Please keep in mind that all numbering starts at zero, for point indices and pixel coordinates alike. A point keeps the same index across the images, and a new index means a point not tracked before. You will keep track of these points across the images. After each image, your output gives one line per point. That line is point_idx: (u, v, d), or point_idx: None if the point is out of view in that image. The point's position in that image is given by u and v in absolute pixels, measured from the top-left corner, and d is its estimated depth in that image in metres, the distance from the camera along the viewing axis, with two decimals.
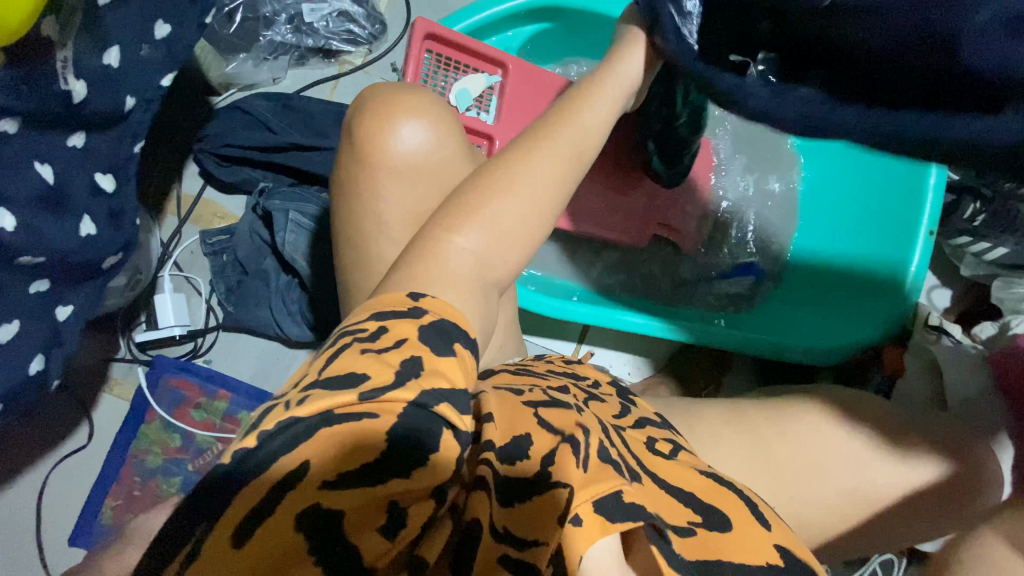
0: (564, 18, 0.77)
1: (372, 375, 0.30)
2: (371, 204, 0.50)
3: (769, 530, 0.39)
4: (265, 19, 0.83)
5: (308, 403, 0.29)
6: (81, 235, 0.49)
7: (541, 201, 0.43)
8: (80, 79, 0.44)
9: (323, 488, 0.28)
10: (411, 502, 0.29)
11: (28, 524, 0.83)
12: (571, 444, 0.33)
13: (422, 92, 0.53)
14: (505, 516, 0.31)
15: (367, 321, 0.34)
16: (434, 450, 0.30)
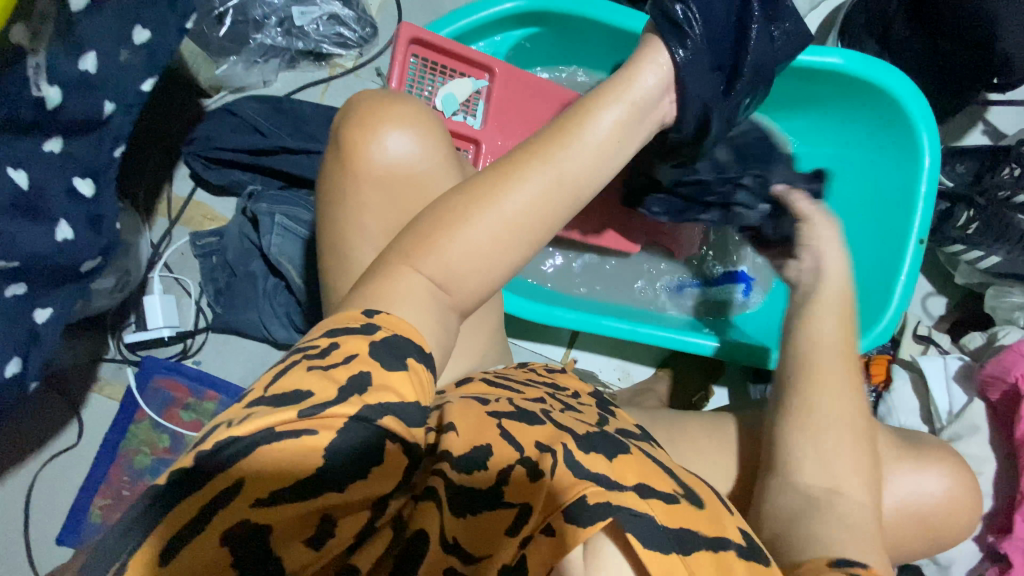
0: (553, 23, 0.77)
1: (316, 393, 0.31)
2: (355, 213, 0.50)
3: (735, 515, 0.40)
4: (255, 23, 0.82)
5: (245, 422, 0.29)
6: (58, 239, 0.49)
7: (522, 223, 0.40)
8: (54, 85, 0.45)
9: (254, 508, 0.28)
10: (344, 513, 0.31)
11: (16, 522, 0.83)
12: (526, 465, 0.35)
13: (408, 101, 0.53)
14: (454, 527, 0.33)
15: (320, 339, 0.35)
16: (377, 463, 0.31)
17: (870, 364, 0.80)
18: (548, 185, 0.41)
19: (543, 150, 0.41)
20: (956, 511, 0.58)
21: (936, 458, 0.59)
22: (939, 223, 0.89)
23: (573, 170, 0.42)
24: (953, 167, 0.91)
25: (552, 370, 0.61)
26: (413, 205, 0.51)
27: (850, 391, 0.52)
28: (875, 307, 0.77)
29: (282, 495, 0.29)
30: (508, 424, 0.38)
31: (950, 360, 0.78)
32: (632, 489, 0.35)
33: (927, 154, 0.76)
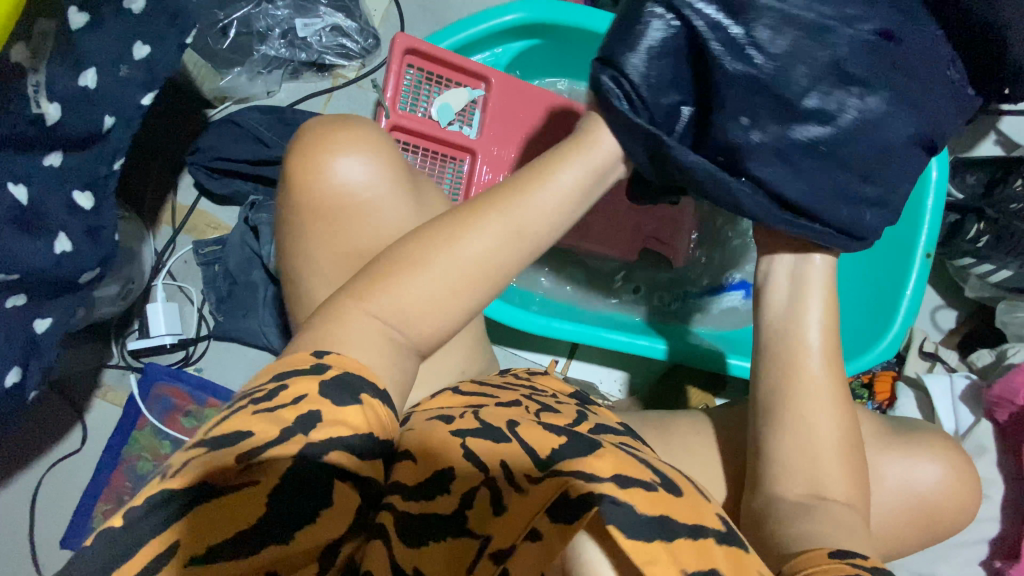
0: (552, 34, 0.77)
1: (257, 433, 0.33)
2: (307, 244, 0.53)
3: (710, 502, 0.39)
4: (259, 35, 0.84)
5: (187, 471, 0.31)
6: (56, 252, 0.50)
7: (472, 275, 0.41)
8: (53, 102, 0.46)
9: (193, 563, 0.30)
10: (291, 568, 0.32)
11: (20, 525, 0.84)
12: (491, 486, 0.36)
13: (348, 124, 0.54)
14: (411, 559, 0.34)
15: (269, 380, 0.36)
16: (326, 505, 0.33)
17: (874, 381, 0.79)
18: (494, 239, 0.42)
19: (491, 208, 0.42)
20: (950, 505, 0.58)
21: (927, 444, 0.60)
22: (948, 235, 0.87)
23: (523, 225, 0.43)
24: (963, 179, 0.89)
25: (531, 375, 0.65)
26: (364, 233, 0.52)
27: (835, 396, 0.50)
28: (880, 325, 0.76)
29: (223, 549, 0.30)
30: (471, 444, 0.39)
31: (956, 379, 0.76)
32: (610, 481, 0.33)
33: (935, 167, 0.74)
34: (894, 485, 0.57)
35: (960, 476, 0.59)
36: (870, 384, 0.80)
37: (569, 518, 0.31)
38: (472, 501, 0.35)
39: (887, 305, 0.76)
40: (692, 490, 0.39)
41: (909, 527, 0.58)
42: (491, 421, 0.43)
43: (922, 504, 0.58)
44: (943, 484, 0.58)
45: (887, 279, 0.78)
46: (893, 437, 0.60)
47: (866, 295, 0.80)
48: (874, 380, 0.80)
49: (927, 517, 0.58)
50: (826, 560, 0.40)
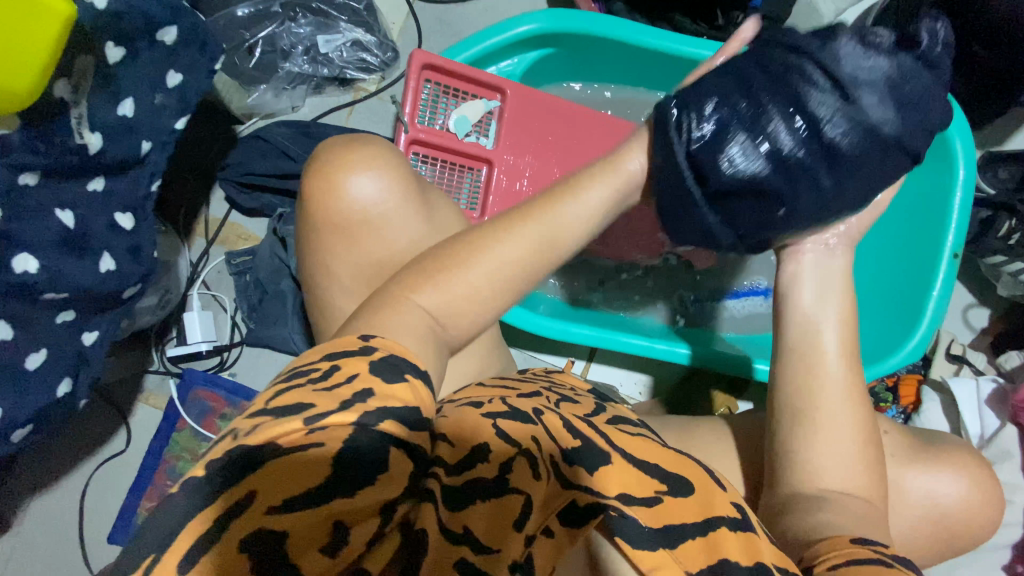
0: (568, 43, 0.78)
1: (317, 405, 0.36)
2: (325, 258, 0.56)
3: (727, 492, 0.43)
4: (283, 52, 0.87)
5: (257, 433, 0.34)
6: (101, 271, 0.53)
7: (483, 291, 0.46)
8: (94, 131, 0.50)
9: (270, 514, 0.32)
10: (356, 521, 0.34)
11: (71, 521, 0.90)
12: (528, 458, 0.39)
13: (366, 144, 0.57)
14: (460, 519, 0.36)
15: (320, 361, 0.40)
16: (385, 468, 0.35)
17: (899, 385, 0.77)
18: (501, 263, 0.46)
19: (496, 236, 0.47)
20: (969, 515, 0.60)
21: (952, 461, 0.62)
22: (979, 232, 0.85)
23: (555, 224, 0.48)
24: (995, 173, 0.86)
25: (550, 373, 0.68)
26: (380, 247, 0.55)
27: (858, 395, 0.51)
28: (905, 326, 0.74)
29: (298, 502, 0.33)
30: (504, 428, 0.42)
31: (982, 384, 0.74)
32: (615, 497, 0.37)
33: (961, 166, 0.73)
34: (918, 499, 0.60)
35: (977, 491, 0.61)
36: (895, 388, 0.78)
37: (579, 525, 0.37)
38: (510, 468, 0.38)
39: (913, 307, 0.75)
40: (704, 480, 0.42)
41: (924, 530, 0.60)
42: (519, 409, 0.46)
43: (944, 513, 0.60)
44: (961, 495, 0.60)
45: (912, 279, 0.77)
46: (919, 450, 0.63)
47: (887, 294, 0.79)
48: (899, 383, 0.78)
49: (945, 528, 0.61)
50: (849, 545, 0.41)
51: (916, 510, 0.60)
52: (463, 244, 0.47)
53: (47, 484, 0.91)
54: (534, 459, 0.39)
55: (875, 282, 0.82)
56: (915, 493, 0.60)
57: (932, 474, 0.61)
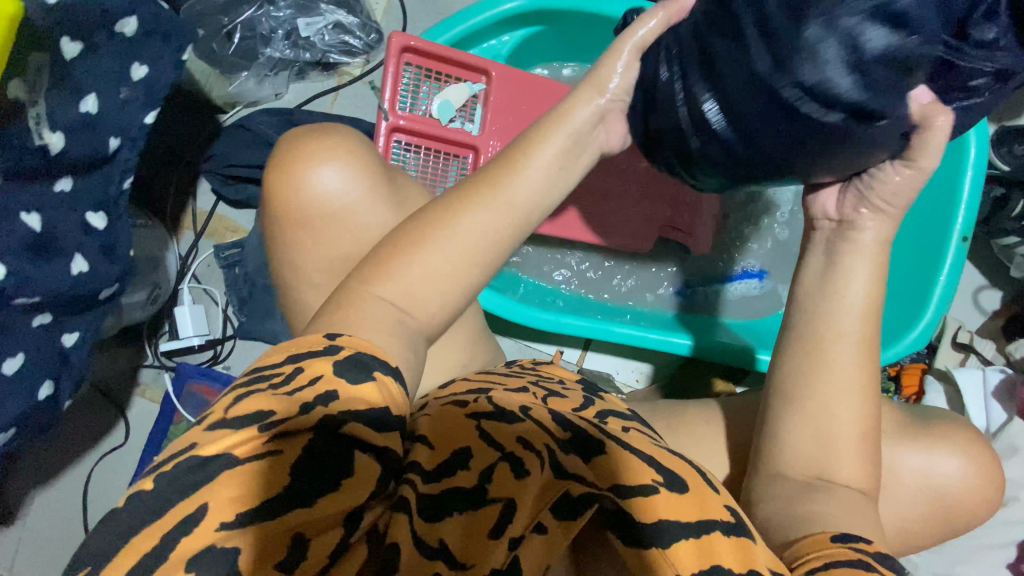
0: (556, 21, 0.74)
1: (276, 410, 0.35)
2: (290, 254, 0.55)
3: (719, 492, 0.41)
4: (263, 37, 0.84)
5: (211, 443, 0.34)
6: (73, 273, 0.52)
7: (441, 284, 0.44)
8: (56, 131, 0.48)
9: (220, 530, 0.31)
10: (315, 533, 0.33)
11: (74, 513, 0.92)
12: (511, 461, 0.38)
13: (329, 133, 0.55)
14: (433, 530, 0.35)
15: (284, 365, 0.38)
16: (348, 472, 0.35)
17: (901, 374, 0.75)
18: (457, 256, 0.44)
19: (447, 225, 0.45)
20: (971, 499, 0.58)
21: (949, 438, 0.60)
22: (992, 212, 0.81)
23: (513, 193, 0.46)
24: (1011, 149, 0.81)
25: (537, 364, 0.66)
26: (342, 241, 0.54)
27: (862, 376, 0.48)
28: (909, 313, 0.72)
29: (247, 516, 0.32)
30: (485, 428, 0.41)
31: (989, 374, 0.72)
32: (610, 491, 0.36)
33: (972, 147, 0.69)
34: (918, 493, 0.58)
35: (978, 477, 0.58)
36: (897, 377, 0.76)
37: (569, 517, 0.36)
38: (490, 476, 0.37)
39: (918, 292, 0.72)
40: (697, 478, 0.40)
41: (923, 523, 0.59)
42: (505, 404, 0.44)
43: (943, 498, 0.58)
44: (960, 478, 0.58)
45: (916, 261, 0.73)
46: (915, 430, 0.60)
47: (889, 278, 0.76)
48: (901, 373, 0.76)
49: (943, 513, 0.59)
50: (828, 544, 0.40)
51: (911, 493, 0.58)
52: (415, 234, 0.45)
53: (49, 478, 0.92)
54: (515, 463, 0.38)
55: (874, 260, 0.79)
56: (908, 477, 0.58)
57: (924, 452, 0.59)
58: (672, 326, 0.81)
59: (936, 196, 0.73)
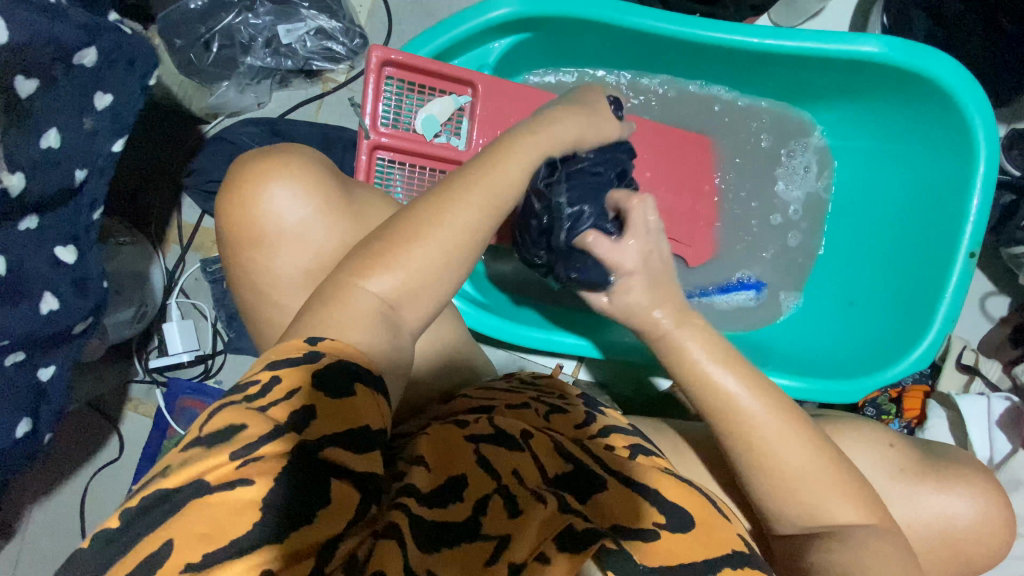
0: (545, 27, 0.71)
1: (249, 429, 0.32)
2: (248, 277, 0.54)
3: (729, 521, 0.46)
4: (242, 45, 0.80)
5: (181, 471, 0.31)
6: (43, 312, 0.51)
7: (422, 279, 0.42)
8: (16, 172, 0.46)
9: (184, 573, 0.28)
10: (287, 564, 0.30)
11: (71, 528, 0.92)
12: (504, 494, 0.39)
13: (281, 153, 0.53)
14: (429, 557, 0.34)
15: (259, 373, 0.35)
16: (326, 502, 0.32)
17: (902, 398, 0.74)
18: (440, 253, 0.43)
19: (421, 223, 0.44)
20: (984, 537, 0.57)
21: (970, 483, 0.58)
22: (1001, 218, 0.78)
23: (493, 190, 0.46)
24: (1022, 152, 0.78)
25: (536, 378, 0.65)
26: (289, 265, 0.52)
27: (793, 426, 0.49)
28: (912, 328, 0.69)
29: (214, 556, 0.29)
30: (485, 454, 0.41)
31: (995, 402, 0.69)
32: (608, 531, 0.40)
33: (982, 159, 0.66)
34: (923, 517, 0.57)
35: (992, 515, 0.57)
36: (898, 401, 0.74)
37: (580, 547, 0.36)
38: (486, 507, 0.38)
39: (921, 307, 0.69)
40: (704, 512, 0.44)
41: (927, 545, 0.57)
42: (506, 428, 0.45)
43: (955, 538, 0.57)
44: (971, 521, 0.57)
45: (922, 265, 0.71)
46: (930, 468, 0.59)
47: (889, 280, 0.74)
48: (903, 396, 0.75)
49: (953, 548, 0.57)
50: None
51: (921, 535, 0.57)
52: (388, 240, 0.43)
53: (44, 495, 0.92)
54: (512, 495, 0.39)
55: (867, 263, 0.77)
56: (916, 521, 0.57)
57: (941, 493, 0.57)
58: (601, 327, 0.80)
59: (940, 195, 0.70)
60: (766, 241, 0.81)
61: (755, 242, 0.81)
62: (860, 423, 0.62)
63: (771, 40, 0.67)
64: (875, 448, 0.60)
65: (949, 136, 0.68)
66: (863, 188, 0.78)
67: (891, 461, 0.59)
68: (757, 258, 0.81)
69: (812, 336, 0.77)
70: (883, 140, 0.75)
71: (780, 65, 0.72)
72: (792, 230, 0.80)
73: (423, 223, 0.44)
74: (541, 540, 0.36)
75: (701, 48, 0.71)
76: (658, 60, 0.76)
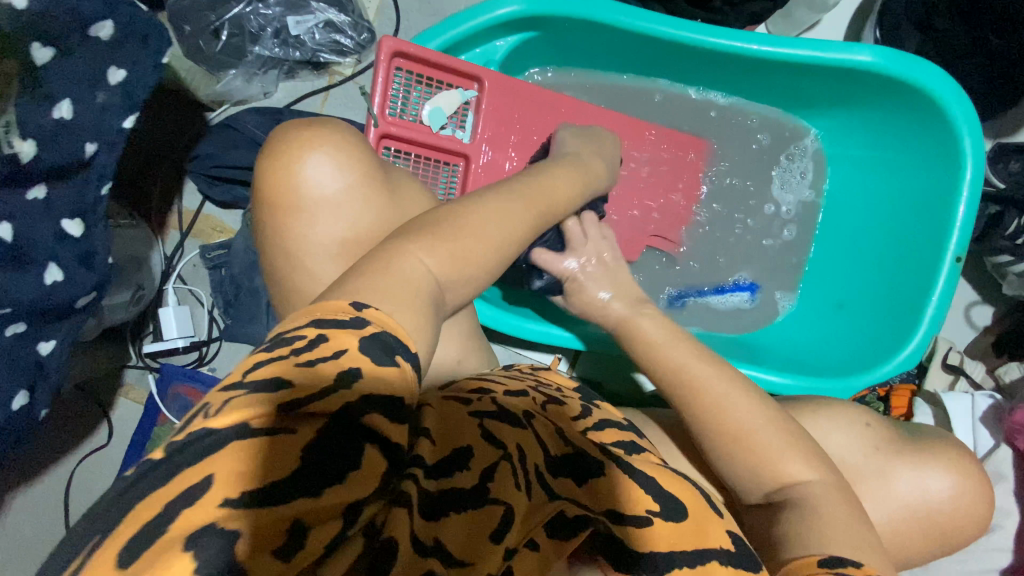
0: (552, 27, 0.73)
1: (297, 386, 0.32)
2: (271, 238, 0.55)
3: (722, 517, 0.47)
4: (252, 35, 0.81)
5: (223, 414, 0.30)
6: (46, 283, 0.51)
7: (470, 255, 0.46)
8: (27, 139, 0.47)
9: (221, 508, 0.28)
10: (315, 522, 0.30)
11: (56, 513, 0.91)
12: (509, 464, 0.40)
13: (323, 129, 0.54)
14: (432, 530, 0.35)
15: (306, 328, 0.35)
16: (357, 466, 0.32)
17: (890, 396, 0.75)
18: (488, 236, 0.48)
19: (472, 213, 0.48)
20: (956, 511, 0.59)
21: (939, 454, 0.60)
22: (987, 228, 0.80)
23: (540, 197, 0.54)
24: (1007, 165, 0.81)
25: (536, 370, 0.67)
26: (315, 232, 0.53)
27: (755, 400, 0.55)
28: (900, 331, 0.71)
29: (248, 498, 0.29)
30: (489, 427, 0.43)
31: (978, 400, 0.73)
32: (603, 516, 0.41)
33: (969, 168, 0.68)
34: (902, 491, 0.59)
35: (965, 493, 0.59)
36: (885, 398, 0.76)
37: (567, 537, 0.39)
38: (492, 473, 0.39)
39: (908, 311, 0.71)
40: (699, 506, 0.46)
41: (902, 518, 0.59)
42: (510, 408, 0.47)
43: (928, 513, 0.59)
44: (941, 492, 0.59)
45: (912, 268, 0.73)
46: (904, 445, 0.61)
47: (880, 283, 0.76)
48: (890, 394, 0.76)
49: (930, 524, 0.59)
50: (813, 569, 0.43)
51: (892, 510, 0.58)
52: (449, 210, 0.48)
53: (27, 481, 0.90)
54: (517, 465, 0.41)
55: (859, 268, 0.79)
56: (887, 494, 0.59)
57: (915, 469, 0.59)
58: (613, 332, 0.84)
59: (930, 202, 0.72)
60: (773, 233, 0.83)
61: (755, 236, 0.82)
62: (842, 404, 0.64)
63: (769, 47, 0.70)
64: (853, 423, 0.62)
65: (939, 145, 0.71)
66: (856, 193, 0.80)
67: (867, 438, 0.61)
68: (754, 255, 0.83)
69: (805, 336, 0.79)
70: (876, 146, 0.78)
71: (777, 71, 0.74)
72: (788, 225, 0.82)
73: (472, 214, 0.48)
74: (530, 530, 0.38)
75: (702, 53, 0.73)
76: (659, 65, 0.78)
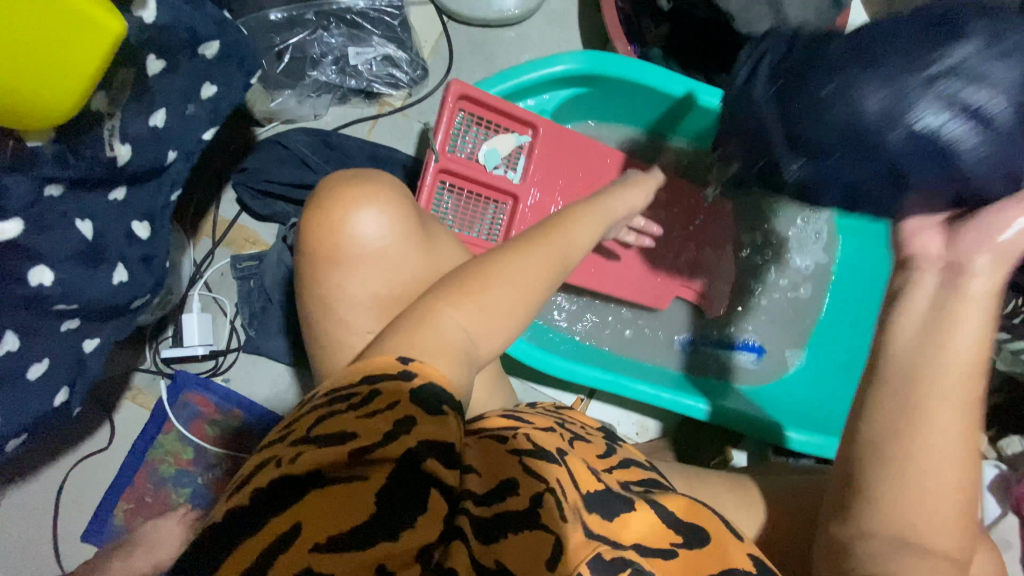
0: (601, 86, 0.78)
1: (358, 436, 0.34)
2: (318, 289, 0.55)
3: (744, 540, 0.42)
4: (312, 60, 0.86)
5: (297, 463, 0.32)
6: (113, 283, 0.52)
7: (504, 313, 0.45)
8: (126, 143, 0.49)
9: (313, 552, 0.30)
10: (399, 565, 0.31)
11: (43, 517, 0.87)
12: (555, 494, 0.37)
13: (368, 181, 0.55)
14: (492, 553, 0.33)
15: (359, 384, 0.37)
16: (424, 509, 0.33)
17: None
18: (521, 288, 0.46)
19: (509, 262, 0.47)
20: None
21: None
22: None
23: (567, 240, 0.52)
24: None
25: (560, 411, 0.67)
26: (361, 285, 0.54)
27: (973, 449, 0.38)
28: None
29: (338, 542, 0.30)
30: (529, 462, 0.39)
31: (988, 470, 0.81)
32: (633, 548, 0.37)
33: None
34: None
35: None
36: None
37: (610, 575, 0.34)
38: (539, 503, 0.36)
39: None
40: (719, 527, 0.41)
41: None
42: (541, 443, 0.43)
43: None
44: None
45: None
46: None
47: None
48: None
49: None
50: None
51: None
52: (485, 261, 0.47)
53: (16, 481, 0.87)
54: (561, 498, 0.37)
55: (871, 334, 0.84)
56: None
57: None
58: (684, 387, 0.80)
59: None
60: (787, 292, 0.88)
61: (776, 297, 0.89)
62: None
63: None
64: None
65: None
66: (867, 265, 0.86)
67: None
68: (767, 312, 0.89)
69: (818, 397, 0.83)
70: None
71: None
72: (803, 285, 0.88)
73: (508, 267, 0.46)
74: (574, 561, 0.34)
75: None
76: (693, 131, 0.84)
